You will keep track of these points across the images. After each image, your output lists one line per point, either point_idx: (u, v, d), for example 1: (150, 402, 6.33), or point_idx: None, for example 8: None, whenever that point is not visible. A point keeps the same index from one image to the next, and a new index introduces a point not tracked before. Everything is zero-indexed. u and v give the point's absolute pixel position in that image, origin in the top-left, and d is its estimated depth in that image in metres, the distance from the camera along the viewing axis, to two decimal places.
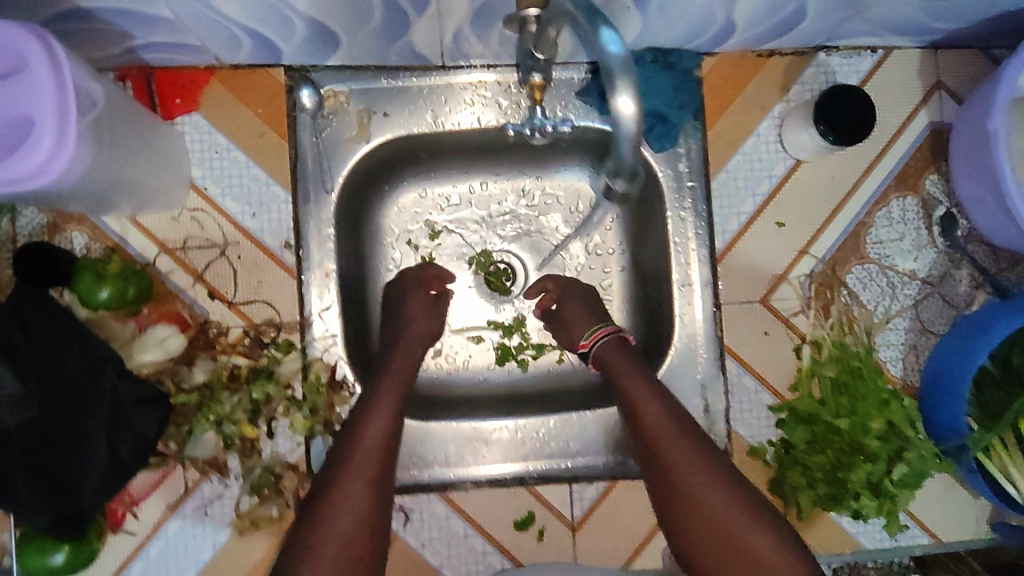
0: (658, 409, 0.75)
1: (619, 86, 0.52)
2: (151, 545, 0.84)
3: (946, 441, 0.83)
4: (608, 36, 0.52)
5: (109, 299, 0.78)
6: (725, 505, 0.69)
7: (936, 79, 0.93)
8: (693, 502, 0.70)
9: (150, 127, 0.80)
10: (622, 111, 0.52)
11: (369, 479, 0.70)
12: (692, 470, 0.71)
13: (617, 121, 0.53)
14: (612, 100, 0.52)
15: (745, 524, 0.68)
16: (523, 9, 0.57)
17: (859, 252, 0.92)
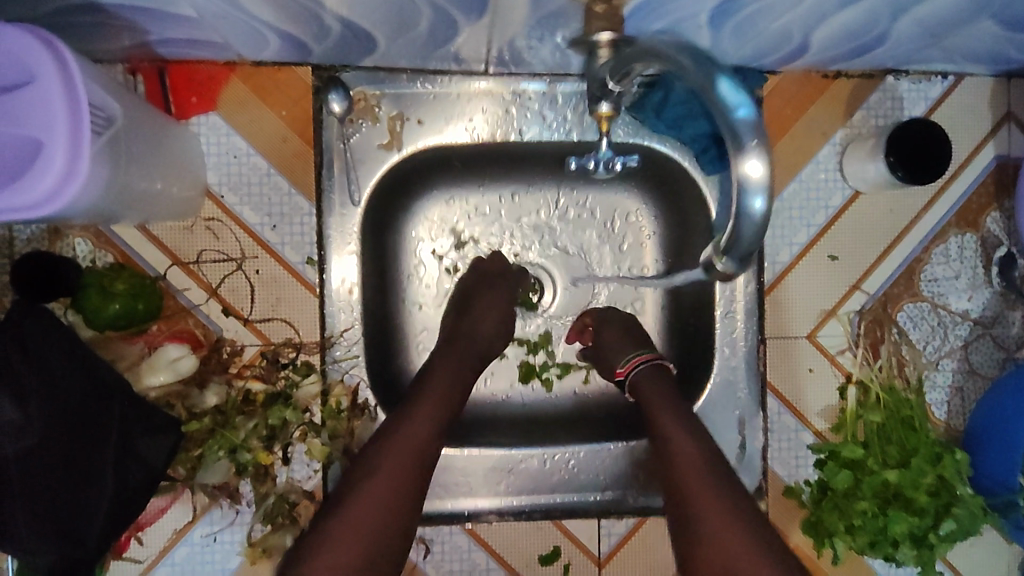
0: (688, 447, 0.72)
1: (747, 154, 0.48)
2: (157, 570, 0.80)
3: (995, 496, 0.79)
4: (739, 98, 0.48)
5: (118, 317, 0.72)
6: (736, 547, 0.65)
7: (1006, 110, 0.88)
8: (707, 542, 0.66)
9: (165, 130, 0.73)
10: (749, 181, 0.48)
11: (371, 515, 0.65)
12: (709, 510, 0.67)
13: (740, 192, 0.49)
14: (738, 169, 0.48)
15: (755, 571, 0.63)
16: (597, 33, 0.60)
17: (912, 289, 0.88)
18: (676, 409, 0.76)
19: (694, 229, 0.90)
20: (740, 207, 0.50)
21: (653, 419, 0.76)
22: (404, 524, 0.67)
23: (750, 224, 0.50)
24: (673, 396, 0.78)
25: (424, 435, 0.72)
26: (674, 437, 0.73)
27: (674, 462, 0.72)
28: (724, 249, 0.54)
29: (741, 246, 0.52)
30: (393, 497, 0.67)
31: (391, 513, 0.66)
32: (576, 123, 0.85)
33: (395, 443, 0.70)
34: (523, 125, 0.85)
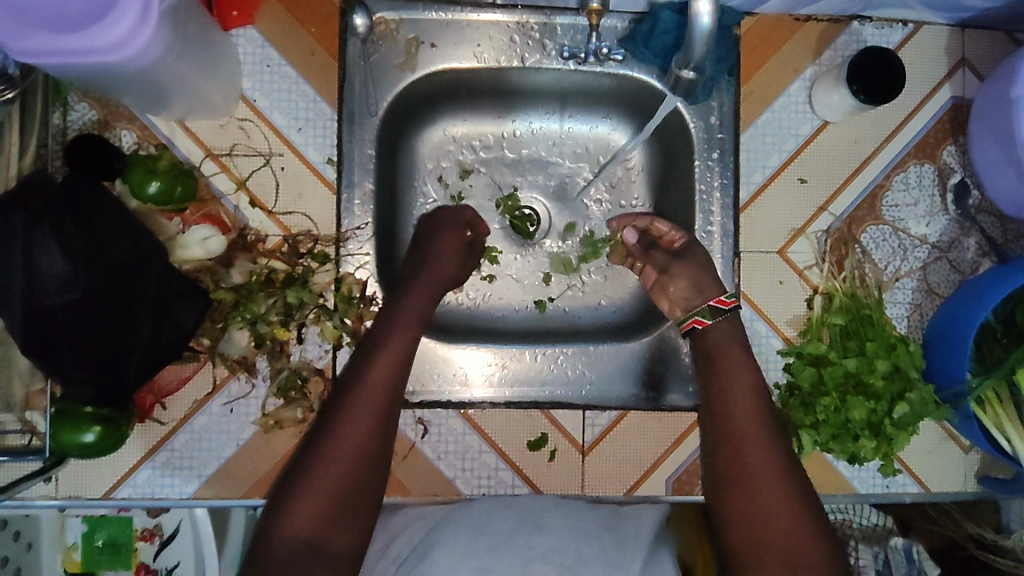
0: (749, 395, 0.82)
1: None
2: (177, 436, 0.87)
3: (947, 390, 0.86)
4: None
5: (158, 193, 0.80)
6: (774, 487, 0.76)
7: (961, 56, 0.97)
8: (749, 481, 0.77)
9: (214, 35, 0.82)
10: (700, 11, 0.66)
11: (342, 472, 0.71)
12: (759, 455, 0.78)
13: (694, 19, 0.66)
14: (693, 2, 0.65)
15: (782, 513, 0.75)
16: None
17: (875, 213, 0.96)
18: (744, 359, 0.85)
19: (680, 157, 0.98)
20: (695, 29, 0.67)
21: (720, 369, 0.85)
22: (377, 474, 0.74)
23: (700, 37, 0.67)
24: (740, 341, 0.87)
25: (387, 384, 0.77)
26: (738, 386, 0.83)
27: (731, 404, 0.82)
28: (687, 63, 0.73)
29: (696, 59, 0.71)
30: (361, 451, 0.73)
31: (363, 465, 0.73)
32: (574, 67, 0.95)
33: (360, 396, 0.75)
34: (525, 53, 0.94)
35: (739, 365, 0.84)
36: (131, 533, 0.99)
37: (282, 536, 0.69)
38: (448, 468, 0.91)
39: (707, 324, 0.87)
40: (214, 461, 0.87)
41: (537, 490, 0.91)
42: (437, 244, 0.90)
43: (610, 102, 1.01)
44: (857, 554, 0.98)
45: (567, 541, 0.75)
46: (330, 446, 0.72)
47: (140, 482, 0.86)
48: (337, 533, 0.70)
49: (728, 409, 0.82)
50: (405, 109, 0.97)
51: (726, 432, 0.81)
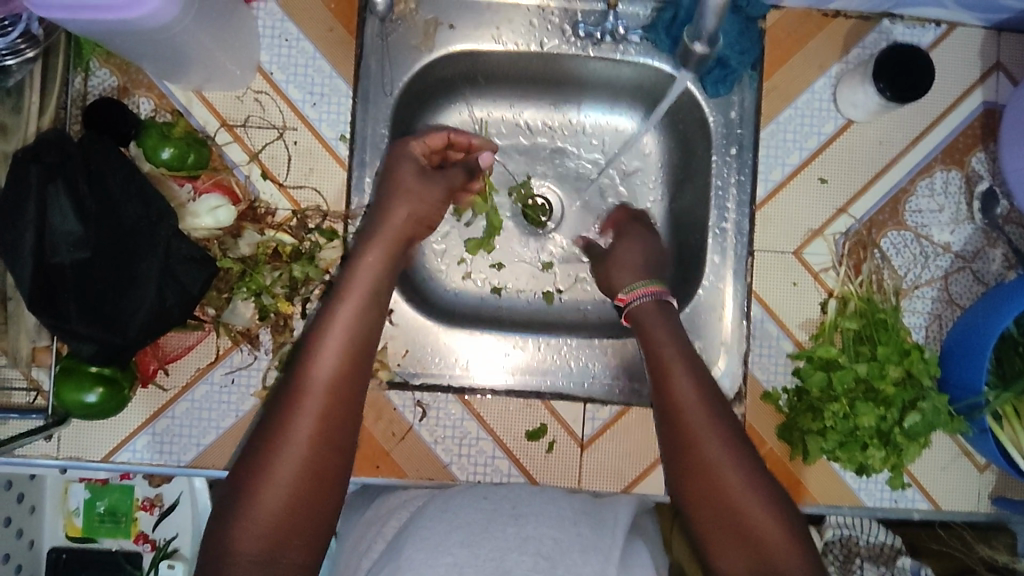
0: (699, 406, 0.76)
1: None
2: (177, 405, 0.86)
3: (960, 401, 0.84)
4: None
5: (171, 159, 0.81)
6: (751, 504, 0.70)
7: (996, 60, 0.95)
8: (707, 481, 0.72)
9: (233, 6, 0.83)
10: None
11: (284, 469, 0.67)
12: (718, 467, 0.72)
13: None
14: None
15: (755, 509, 0.70)
16: None
17: (897, 218, 0.94)
18: (680, 353, 0.81)
19: (700, 151, 0.96)
20: None
21: (661, 364, 0.80)
22: (331, 468, 0.69)
23: None
24: (671, 326, 0.84)
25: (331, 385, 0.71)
26: (677, 383, 0.78)
27: (683, 416, 0.76)
28: None
29: None
30: (307, 458, 0.68)
31: (305, 474, 0.67)
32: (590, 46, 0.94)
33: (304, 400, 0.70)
34: (544, 37, 0.94)
35: (682, 375, 0.78)
36: (131, 502, 1.00)
37: (229, 559, 0.63)
38: (445, 452, 0.89)
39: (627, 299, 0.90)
40: (212, 431, 0.86)
41: (535, 482, 0.90)
42: (393, 196, 0.85)
43: (629, 93, 1.01)
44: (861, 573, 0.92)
45: (544, 529, 0.74)
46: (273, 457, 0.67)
47: (140, 446, 0.86)
48: (291, 546, 0.65)
49: (681, 414, 0.76)
50: (422, 90, 0.97)
51: (677, 435, 0.75)
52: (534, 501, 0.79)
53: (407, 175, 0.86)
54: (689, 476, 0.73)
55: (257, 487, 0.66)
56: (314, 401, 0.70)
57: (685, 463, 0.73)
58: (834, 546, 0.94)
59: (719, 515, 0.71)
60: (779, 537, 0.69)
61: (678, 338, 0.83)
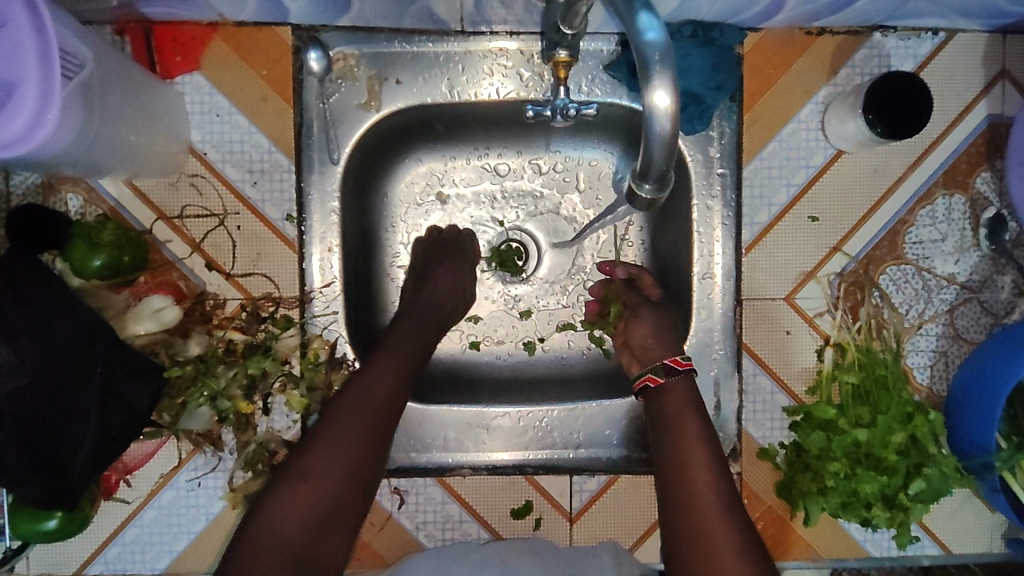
0: (714, 486, 0.74)
1: (655, 79, 0.50)
2: (144, 512, 0.83)
3: (971, 458, 0.79)
4: (648, 21, 0.51)
5: (104, 267, 0.75)
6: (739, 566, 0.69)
7: (1002, 66, 0.85)
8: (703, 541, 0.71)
9: (149, 89, 0.75)
10: (656, 106, 0.51)
11: (322, 494, 0.69)
12: (719, 530, 0.71)
13: (648, 118, 0.52)
14: (646, 94, 0.51)
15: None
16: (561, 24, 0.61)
17: (896, 252, 0.86)
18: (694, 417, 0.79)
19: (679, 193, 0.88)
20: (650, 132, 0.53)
21: (670, 423, 0.79)
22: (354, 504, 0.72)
23: (657, 144, 0.53)
24: (701, 408, 0.80)
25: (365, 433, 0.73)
26: (687, 442, 0.77)
27: (686, 468, 0.75)
28: (643, 174, 0.57)
29: (656, 168, 0.55)
30: (336, 492, 0.70)
31: (336, 499, 0.70)
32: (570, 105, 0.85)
33: (340, 437, 0.72)
34: (500, 84, 0.86)
35: (701, 459, 0.76)
36: None
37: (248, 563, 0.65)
38: (428, 538, 0.86)
39: (660, 383, 0.81)
40: (184, 537, 0.83)
41: (498, 535, 0.87)
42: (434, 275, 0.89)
43: (600, 130, 0.92)
44: None
45: None
46: (300, 482, 0.69)
47: (111, 558, 0.83)
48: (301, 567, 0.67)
49: (685, 472, 0.75)
50: (374, 150, 0.89)
51: (678, 489, 0.75)
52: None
53: (444, 276, 0.89)
54: (687, 533, 0.72)
55: (285, 503, 0.68)
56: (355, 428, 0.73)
57: (689, 523, 0.72)
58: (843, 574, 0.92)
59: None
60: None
61: (699, 414, 0.79)
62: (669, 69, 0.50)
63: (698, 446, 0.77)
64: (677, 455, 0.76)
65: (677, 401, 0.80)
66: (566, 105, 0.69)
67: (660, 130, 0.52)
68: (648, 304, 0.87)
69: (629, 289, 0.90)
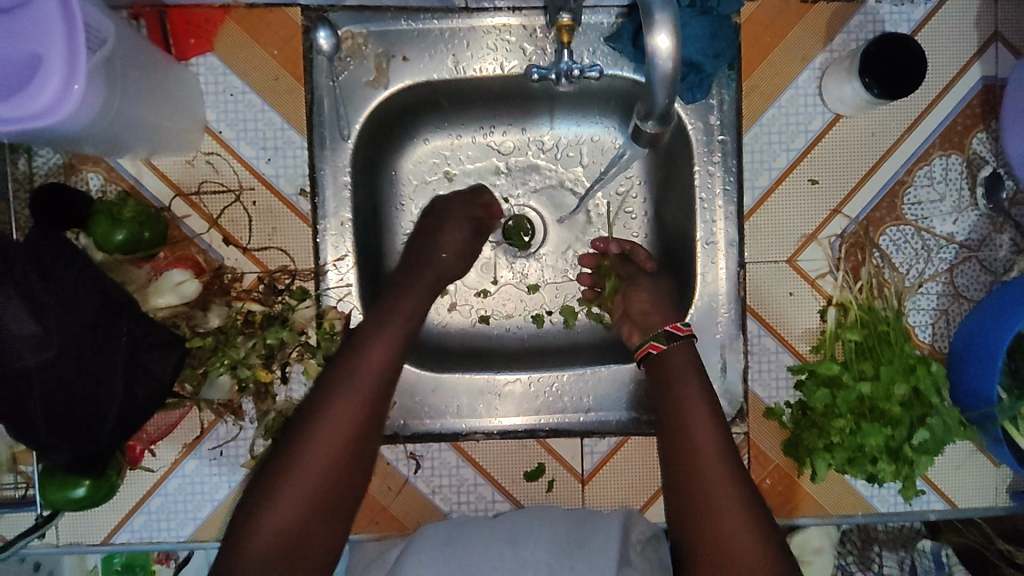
0: (712, 444, 0.75)
1: (657, 23, 0.55)
2: (169, 481, 0.85)
3: (974, 410, 0.81)
4: None
5: (126, 242, 0.77)
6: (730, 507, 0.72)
7: (995, 29, 0.87)
8: (697, 484, 0.73)
9: (166, 69, 0.78)
10: (659, 49, 0.55)
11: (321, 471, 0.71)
12: (713, 474, 0.74)
13: (652, 60, 0.56)
14: (650, 38, 0.55)
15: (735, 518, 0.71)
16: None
17: (895, 212, 0.88)
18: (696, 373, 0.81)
19: (681, 162, 0.90)
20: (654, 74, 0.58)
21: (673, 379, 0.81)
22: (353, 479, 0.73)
23: (661, 84, 0.57)
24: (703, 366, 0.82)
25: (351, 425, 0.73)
26: (689, 396, 0.79)
27: (685, 417, 0.77)
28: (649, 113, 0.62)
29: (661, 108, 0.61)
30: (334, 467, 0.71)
31: (334, 474, 0.71)
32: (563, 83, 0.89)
33: (336, 409, 0.73)
34: (504, 59, 0.88)
35: (701, 419, 0.77)
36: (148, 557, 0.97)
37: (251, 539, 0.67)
38: (444, 501, 0.89)
39: (661, 349, 0.83)
40: (207, 504, 0.86)
41: (519, 504, 0.89)
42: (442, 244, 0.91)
43: (603, 103, 0.94)
44: (879, 562, 0.96)
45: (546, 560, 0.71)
46: (299, 463, 0.70)
47: (137, 526, 0.86)
48: (302, 541, 0.69)
49: (685, 422, 0.77)
50: (382, 128, 0.91)
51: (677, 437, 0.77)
52: (532, 531, 0.78)
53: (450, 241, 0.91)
54: (682, 478, 0.75)
55: (284, 483, 0.69)
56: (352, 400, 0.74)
57: (684, 468, 0.75)
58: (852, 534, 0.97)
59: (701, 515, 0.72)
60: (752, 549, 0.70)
61: (701, 378, 0.81)
62: (668, 18, 0.55)
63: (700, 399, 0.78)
64: (676, 405, 0.79)
65: (679, 365, 0.82)
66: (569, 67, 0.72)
67: (663, 72, 0.57)
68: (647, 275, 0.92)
69: (623, 263, 0.94)
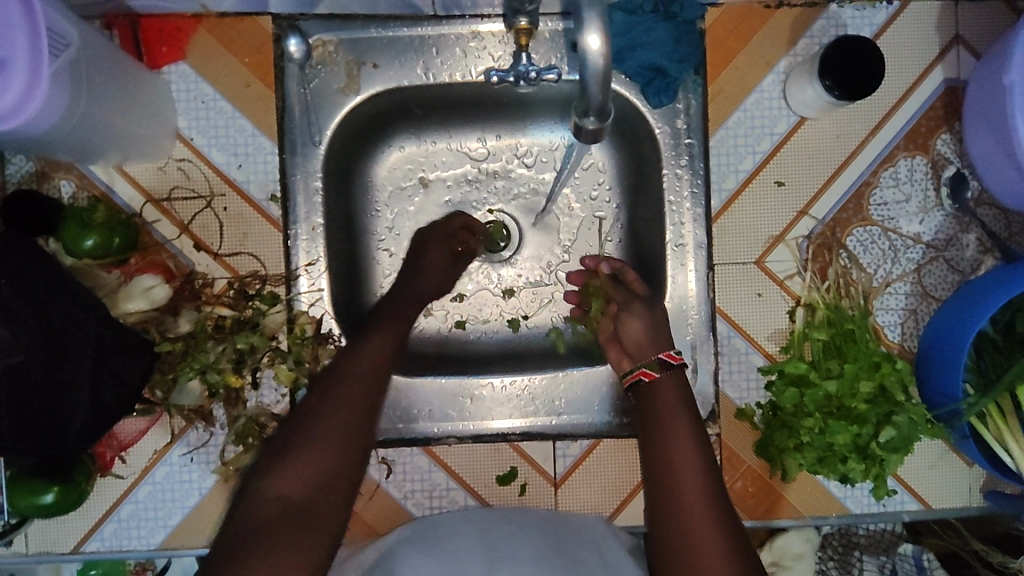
0: (696, 458, 0.71)
1: (586, 25, 0.58)
2: (139, 488, 0.85)
3: (941, 407, 0.82)
4: None
5: (95, 247, 0.79)
6: (705, 523, 0.67)
7: (956, 33, 0.89)
8: (674, 496, 0.69)
9: (136, 76, 0.79)
10: (589, 47, 0.59)
11: (336, 430, 0.65)
12: (692, 491, 0.69)
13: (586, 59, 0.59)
14: (580, 37, 0.58)
15: (711, 537, 0.66)
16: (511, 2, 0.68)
17: (862, 213, 0.89)
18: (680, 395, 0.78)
19: (650, 166, 0.91)
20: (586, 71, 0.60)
21: (656, 397, 0.78)
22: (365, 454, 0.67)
23: (592, 81, 0.60)
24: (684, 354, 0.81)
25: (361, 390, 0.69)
26: (669, 409, 0.76)
27: (665, 426, 0.74)
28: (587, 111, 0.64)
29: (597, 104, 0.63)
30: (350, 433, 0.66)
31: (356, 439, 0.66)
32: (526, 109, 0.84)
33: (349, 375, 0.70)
34: (473, 65, 0.89)
35: (686, 433, 0.73)
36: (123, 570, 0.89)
37: (256, 502, 0.61)
38: (416, 506, 0.88)
39: (654, 378, 0.79)
40: (178, 511, 0.85)
41: (485, 503, 0.89)
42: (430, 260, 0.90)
43: (574, 109, 0.95)
44: (861, 567, 0.93)
45: (514, 562, 0.70)
46: (309, 425, 0.65)
47: (107, 535, 0.85)
48: (320, 511, 0.62)
49: (666, 432, 0.74)
50: (355, 135, 0.92)
51: (659, 448, 0.73)
52: (501, 535, 0.77)
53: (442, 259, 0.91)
54: (659, 491, 0.71)
55: (287, 452, 0.63)
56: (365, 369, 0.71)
57: (662, 479, 0.71)
58: (833, 538, 0.93)
59: (677, 530, 0.67)
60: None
61: (691, 415, 0.76)
62: (597, 18, 0.58)
63: (680, 412, 0.75)
64: (659, 418, 0.75)
65: (666, 396, 0.77)
66: (527, 70, 0.73)
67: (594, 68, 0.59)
68: (627, 274, 0.90)
69: (615, 285, 0.90)
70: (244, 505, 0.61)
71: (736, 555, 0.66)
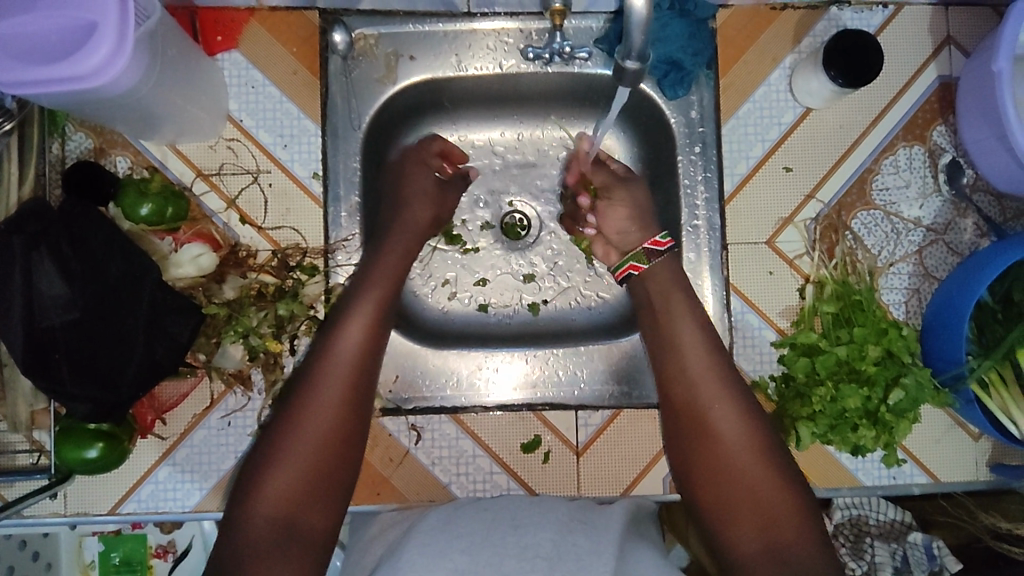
0: (696, 334, 0.85)
1: None
2: (177, 450, 0.88)
3: (945, 373, 0.86)
4: None
5: (150, 214, 0.84)
6: (707, 387, 0.81)
7: (947, 34, 0.96)
8: (678, 371, 0.83)
9: (197, 60, 0.86)
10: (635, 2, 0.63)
11: (317, 443, 0.75)
12: (692, 363, 0.83)
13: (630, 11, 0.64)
14: None
15: (714, 397, 0.81)
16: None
17: (865, 198, 0.95)
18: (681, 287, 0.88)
19: (667, 153, 0.98)
20: (631, 21, 0.65)
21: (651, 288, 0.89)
22: (348, 452, 0.77)
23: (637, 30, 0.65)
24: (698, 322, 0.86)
25: (336, 416, 0.77)
26: (667, 295, 0.88)
27: (664, 313, 0.87)
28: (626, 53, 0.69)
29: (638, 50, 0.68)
30: (326, 444, 0.75)
31: (332, 444, 0.75)
32: (540, 66, 0.96)
33: (324, 384, 0.78)
34: (502, 59, 0.96)
35: (684, 310, 0.86)
36: (145, 551, 1.05)
37: (249, 519, 0.70)
38: (443, 473, 0.91)
39: (642, 269, 0.90)
40: (214, 474, 0.88)
41: (532, 492, 0.92)
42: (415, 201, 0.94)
43: (594, 101, 1.01)
44: (872, 552, 0.95)
45: (542, 522, 0.73)
46: (291, 442, 0.74)
47: (144, 496, 0.88)
48: (309, 510, 0.72)
49: (667, 314, 0.87)
50: (390, 123, 0.99)
51: (662, 331, 0.86)
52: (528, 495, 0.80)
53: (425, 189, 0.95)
54: (665, 371, 0.84)
55: (273, 470, 0.73)
56: (339, 368, 0.79)
57: (666, 357, 0.85)
58: (844, 526, 0.98)
59: (684, 396, 0.82)
60: (728, 431, 0.79)
61: (692, 306, 0.87)
62: None
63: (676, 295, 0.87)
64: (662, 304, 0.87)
65: (664, 282, 0.88)
66: None
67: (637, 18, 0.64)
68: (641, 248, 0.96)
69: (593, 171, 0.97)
70: (236, 523, 0.71)
71: (737, 409, 0.80)
